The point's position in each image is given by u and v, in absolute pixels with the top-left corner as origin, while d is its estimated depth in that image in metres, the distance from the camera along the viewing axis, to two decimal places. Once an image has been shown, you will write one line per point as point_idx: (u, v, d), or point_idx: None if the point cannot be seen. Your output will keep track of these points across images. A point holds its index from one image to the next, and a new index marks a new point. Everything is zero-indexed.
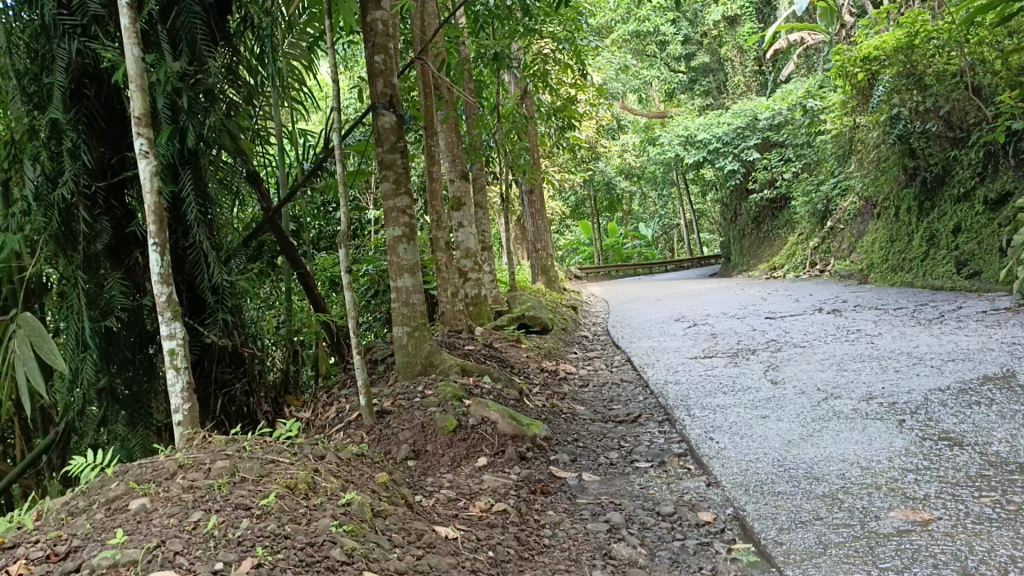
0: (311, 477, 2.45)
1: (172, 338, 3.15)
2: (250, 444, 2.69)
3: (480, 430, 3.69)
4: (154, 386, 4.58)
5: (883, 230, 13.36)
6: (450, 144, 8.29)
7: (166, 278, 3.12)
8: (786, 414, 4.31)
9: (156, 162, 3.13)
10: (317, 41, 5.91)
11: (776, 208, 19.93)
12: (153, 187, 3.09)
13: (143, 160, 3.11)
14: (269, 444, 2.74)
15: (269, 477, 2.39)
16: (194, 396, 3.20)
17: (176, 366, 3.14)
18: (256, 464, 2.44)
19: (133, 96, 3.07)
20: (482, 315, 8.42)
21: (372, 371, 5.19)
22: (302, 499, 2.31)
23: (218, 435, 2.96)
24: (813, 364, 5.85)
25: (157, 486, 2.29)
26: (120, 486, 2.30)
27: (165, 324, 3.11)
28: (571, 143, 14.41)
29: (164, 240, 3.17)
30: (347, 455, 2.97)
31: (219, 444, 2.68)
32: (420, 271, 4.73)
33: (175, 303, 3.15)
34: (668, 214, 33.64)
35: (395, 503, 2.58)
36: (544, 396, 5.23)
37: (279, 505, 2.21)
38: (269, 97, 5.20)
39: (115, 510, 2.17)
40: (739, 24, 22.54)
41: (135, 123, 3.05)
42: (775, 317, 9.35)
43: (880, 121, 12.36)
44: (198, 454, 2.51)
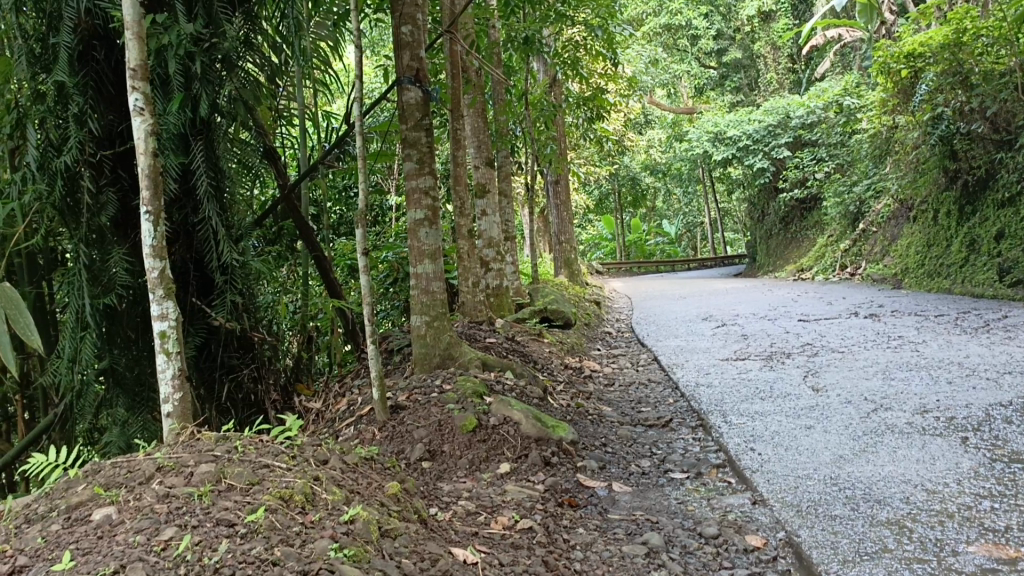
0: (309, 487, 2.17)
1: (163, 319, 2.80)
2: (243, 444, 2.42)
3: (502, 431, 3.38)
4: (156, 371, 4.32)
5: (919, 233, 12.91)
6: (477, 130, 7.95)
7: (159, 252, 2.76)
8: (832, 425, 3.99)
9: (152, 121, 2.77)
10: (343, 17, 5.61)
11: (805, 208, 19.46)
12: (147, 148, 2.74)
13: (136, 117, 2.74)
14: (265, 444, 2.48)
15: (261, 485, 2.12)
16: (186, 385, 2.84)
17: (167, 351, 2.81)
18: (246, 469, 2.18)
19: (131, 47, 2.72)
20: (503, 306, 8.13)
21: (387, 362, 4.90)
22: (298, 513, 2.03)
23: (208, 433, 2.65)
24: (856, 371, 5.50)
25: (130, 492, 2.05)
26: (86, 490, 2.07)
27: (156, 301, 2.78)
28: (599, 135, 14.04)
29: (159, 208, 2.77)
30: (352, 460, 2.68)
31: (207, 442, 2.42)
32: (441, 257, 4.43)
33: (168, 279, 2.83)
34: (692, 212, 33.13)
35: (407, 519, 2.30)
36: (568, 394, 4.93)
37: (268, 522, 1.93)
38: (293, 73, 4.91)
39: (75, 520, 1.95)
40: (773, 20, 22.04)
41: (131, 76, 2.68)
42: (809, 320, 8.97)
43: (922, 121, 11.98)
44: (181, 454, 2.26)
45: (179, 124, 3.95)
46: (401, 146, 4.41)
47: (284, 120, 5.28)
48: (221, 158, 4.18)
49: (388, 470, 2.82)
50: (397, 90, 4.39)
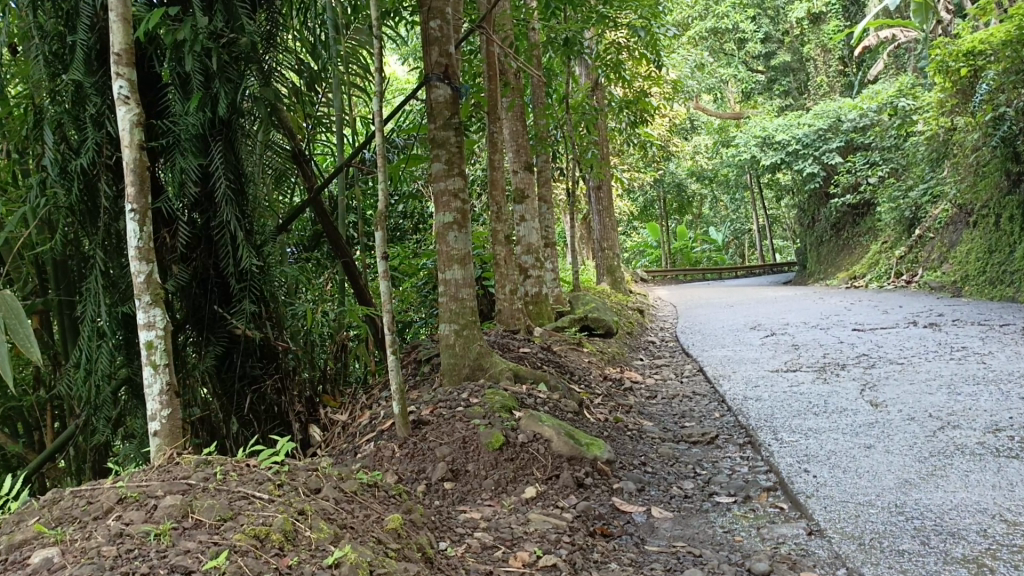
0: (291, 524, 2.00)
1: (150, 329, 2.74)
2: (225, 473, 2.25)
3: (530, 449, 3.13)
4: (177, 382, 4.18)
5: (979, 239, 12.31)
6: (515, 134, 7.73)
7: (144, 254, 2.71)
8: (895, 445, 3.65)
9: (138, 111, 2.78)
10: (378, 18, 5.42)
11: (858, 213, 18.83)
12: (133, 141, 2.71)
13: (121, 109, 2.75)
14: (252, 471, 2.32)
15: (234, 522, 1.96)
16: (174, 401, 2.78)
17: (153, 362, 2.72)
18: (220, 503, 2.03)
19: (113, 30, 2.72)
20: (543, 314, 7.87)
21: (415, 373, 4.67)
22: (273, 555, 1.86)
23: (188, 457, 2.47)
24: (918, 385, 5.11)
25: (78, 530, 1.92)
26: (30, 529, 1.94)
27: (141, 308, 2.71)
28: (642, 140, 13.74)
29: (143, 208, 2.74)
30: (355, 487, 2.47)
31: (188, 469, 2.27)
32: (471, 263, 4.20)
33: (154, 285, 2.76)
34: (739, 219, 32.43)
35: (406, 560, 2.09)
36: (607, 408, 4.65)
37: (235, 567, 1.76)
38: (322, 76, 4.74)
39: (16, 564, 1.80)
40: (824, 22, 21.49)
41: (114, 61, 2.70)
42: (864, 329, 8.52)
43: (983, 122, 11.42)
44: (152, 484, 2.12)
45: (198, 124, 3.81)
46: (429, 147, 4.20)
47: (318, 125, 5.12)
48: (243, 161, 4.03)
49: (396, 498, 2.59)
50: (426, 88, 4.18)
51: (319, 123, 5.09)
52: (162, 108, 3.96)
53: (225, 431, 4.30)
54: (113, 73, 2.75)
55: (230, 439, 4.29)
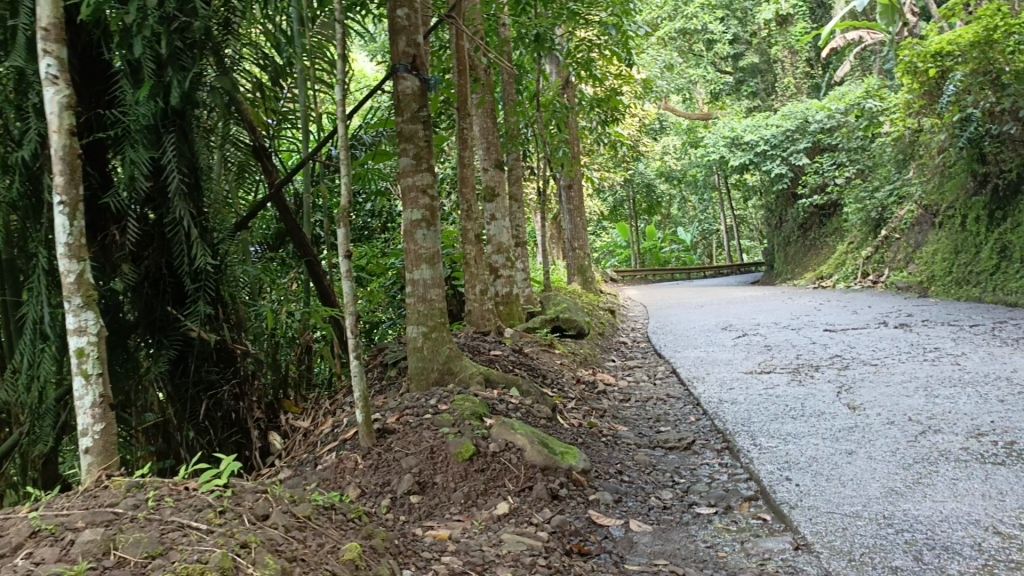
0: (231, 559, 1.85)
1: (80, 335, 2.57)
2: (157, 498, 2.10)
3: (502, 459, 2.96)
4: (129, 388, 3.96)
5: (945, 240, 12.37)
6: (486, 131, 7.55)
7: (75, 251, 2.55)
8: (878, 450, 3.54)
9: (68, 93, 2.58)
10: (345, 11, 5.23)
11: (825, 214, 18.92)
12: (61, 126, 2.55)
13: (51, 89, 2.55)
14: (190, 496, 2.16)
15: (164, 559, 1.82)
16: (108, 413, 2.61)
17: (85, 371, 2.56)
18: (150, 535, 1.89)
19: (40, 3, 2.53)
20: (513, 315, 7.70)
21: (381, 377, 4.48)
22: None
23: (117, 480, 2.28)
24: (894, 387, 5.02)
25: None
26: None
27: (72, 312, 2.55)
28: (613, 140, 13.61)
29: (74, 202, 2.56)
30: (309, 509, 2.28)
31: (116, 493, 2.11)
32: (440, 262, 4.01)
33: (86, 287, 2.60)
34: (707, 219, 32.51)
35: None
36: (580, 413, 4.49)
37: None
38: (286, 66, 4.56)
39: None
40: (791, 24, 21.56)
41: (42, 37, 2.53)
42: (835, 330, 8.48)
43: (949, 123, 11.45)
44: (69, 516, 1.98)
45: (150, 115, 3.62)
46: (397, 141, 4.01)
47: (283, 119, 4.91)
48: (199, 154, 3.84)
49: (355, 520, 2.41)
50: (392, 80, 3.99)
51: (286, 119, 4.87)
52: (114, 98, 3.77)
53: (179, 439, 4.08)
54: (40, 49, 2.58)
55: (184, 447, 4.07)
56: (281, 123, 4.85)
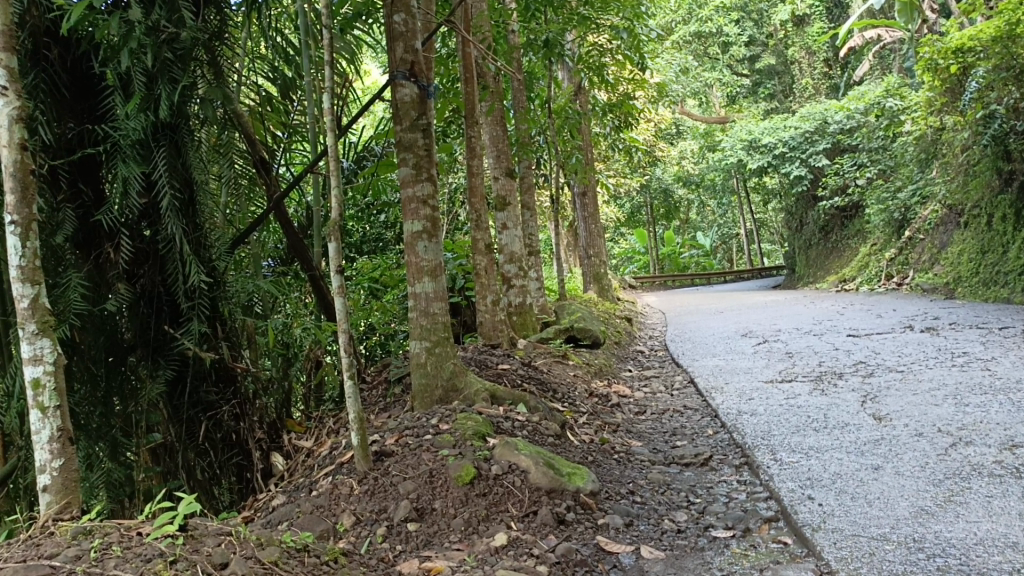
0: None
1: (36, 366, 2.55)
2: (104, 547, 2.14)
3: (505, 482, 2.81)
4: (128, 410, 3.85)
5: (971, 240, 12.07)
6: (496, 139, 7.42)
7: (29, 275, 2.53)
8: (906, 465, 3.36)
9: (19, 106, 2.58)
10: (350, 23, 5.11)
11: (846, 216, 18.61)
12: (11, 140, 2.54)
13: (0, 100, 2.56)
14: (143, 546, 2.16)
15: None
16: (65, 449, 2.58)
17: (42, 404, 2.53)
18: None
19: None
20: (527, 326, 7.54)
21: (386, 394, 4.34)
22: None
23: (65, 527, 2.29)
24: (922, 396, 4.81)
25: None
26: None
27: (26, 339, 2.52)
28: (628, 145, 13.45)
29: (27, 219, 2.56)
30: (275, 553, 2.24)
31: (65, 545, 2.14)
32: (443, 274, 3.88)
33: (42, 313, 2.58)
34: (726, 223, 32.18)
35: None
36: (592, 428, 4.33)
37: None
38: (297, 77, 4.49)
39: None
40: (807, 25, 21.32)
41: None
42: (859, 335, 8.24)
43: (973, 120, 11.20)
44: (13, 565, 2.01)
45: (141, 129, 3.53)
46: (396, 151, 3.88)
47: (289, 133, 4.79)
48: (194, 170, 3.75)
49: (330, 565, 2.30)
50: (390, 88, 3.87)
51: (296, 133, 4.78)
52: (107, 113, 3.69)
53: (178, 461, 3.94)
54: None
55: (183, 469, 3.92)
56: (291, 138, 4.76)
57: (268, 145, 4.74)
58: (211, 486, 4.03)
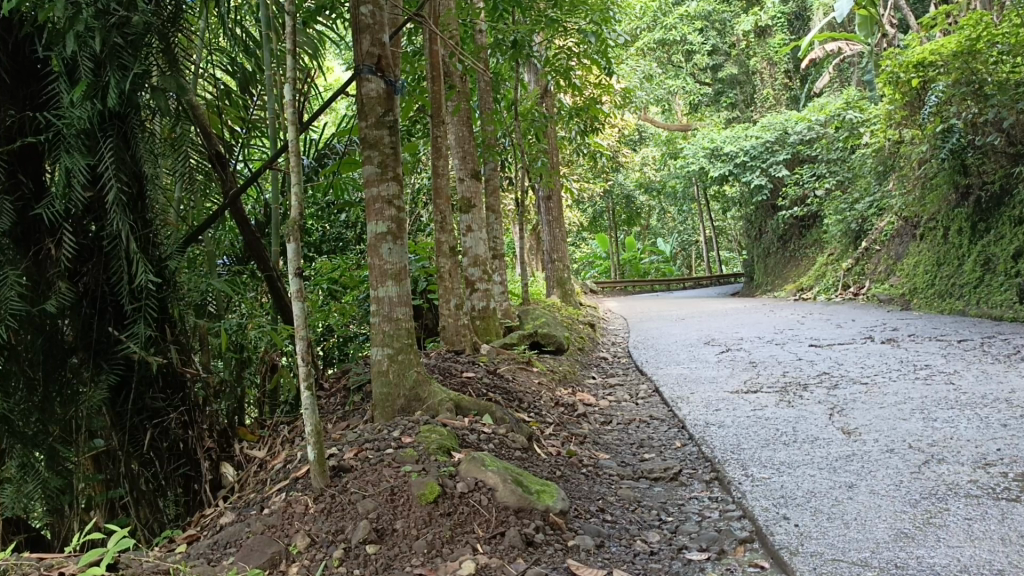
0: None
1: None
2: None
3: (470, 501, 2.66)
4: (75, 415, 3.58)
5: (927, 252, 12.20)
6: (462, 140, 7.27)
7: None
8: (880, 483, 3.28)
9: None
10: (313, 16, 4.92)
11: (805, 225, 18.78)
12: None
13: None
14: None
15: None
16: None
17: None
18: None
19: None
20: (490, 331, 7.38)
21: (344, 403, 4.16)
22: None
23: None
24: (889, 409, 4.76)
25: None
26: None
27: None
28: (592, 150, 13.41)
29: None
30: None
31: None
32: (407, 278, 3.71)
33: None
34: (687, 230, 32.35)
35: None
36: (559, 440, 4.20)
37: None
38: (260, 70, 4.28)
39: None
40: (769, 35, 21.52)
41: None
42: (820, 345, 8.23)
43: (931, 134, 11.31)
44: None
45: (86, 118, 3.32)
46: (360, 148, 3.71)
47: (248, 126, 4.59)
48: (144, 163, 3.54)
49: None
50: (356, 83, 3.70)
51: (254, 129, 4.63)
52: (52, 101, 3.47)
53: (121, 471, 3.73)
54: None
55: (127, 478, 3.72)
56: (249, 134, 4.61)
57: (226, 141, 4.56)
58: (156, 498, 3.83)
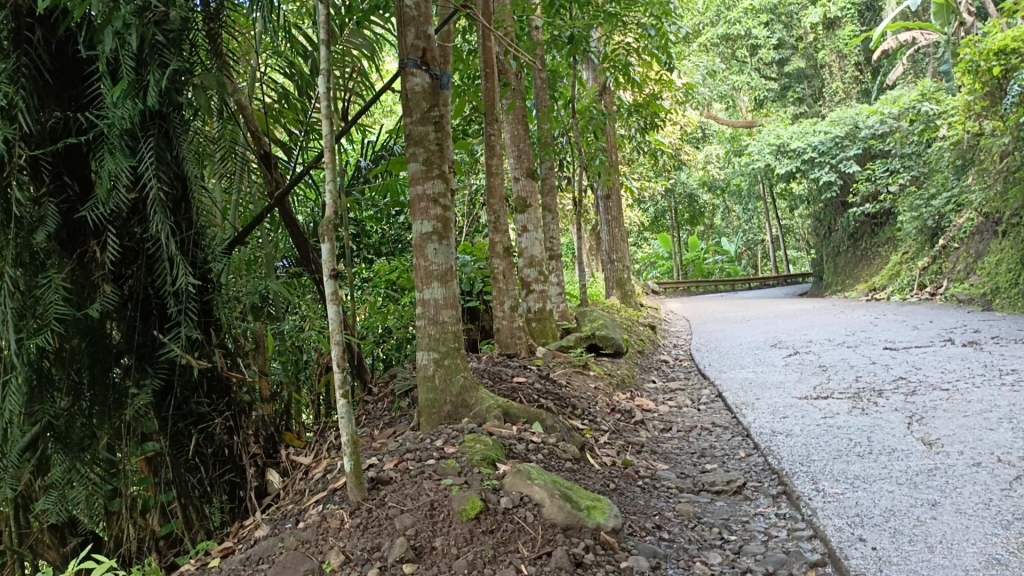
0: None
1: None
2: None
3: (515, 518, 2.50)
4: (124, 419, 3.53)
5: (1009, 249, 11.46)
6: (517, 138, 7.10)
7: None
8: (968, 501, 2.98)
9: None
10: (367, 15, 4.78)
11: (877, 223, 18.08)
12: None
13: None
14: None
15: None
16: None
17: None
18: None
19: None
20: (547, 333, 7.17)
21: (390, 409, 4.04)
22: None
23: None
24: (973, 419, 4.41)
25: None
26: None
27: None
28: (653, 148, 13.12)
29: None
30: None
31: None
32: (454, 279, 3.56)
33: None
34: (752, 229, 31.61)
35: None
36: (614, 449, 3.99)
37: None
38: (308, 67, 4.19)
39: None
40: (838, 27, 20.83)
41: None
42: (895, 348, 7.81)
43: (1016, 125, 10.76)
44: None
45: (128, 117, 3.25)
46: (405, 146, 3.57)
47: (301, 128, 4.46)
48: (185, 164, 3.45)
49: None
50: (400, 78, 3.56)
51: (313, 132, 4.47)
52: (93, 102, 3.44)
53: (168, 477, 3.68)
54: None
55: (174, 485, 3.67)
56: (308, 136, 4.43)
57: (284, 144, 4.42)
58: (202, 505, 3.77)
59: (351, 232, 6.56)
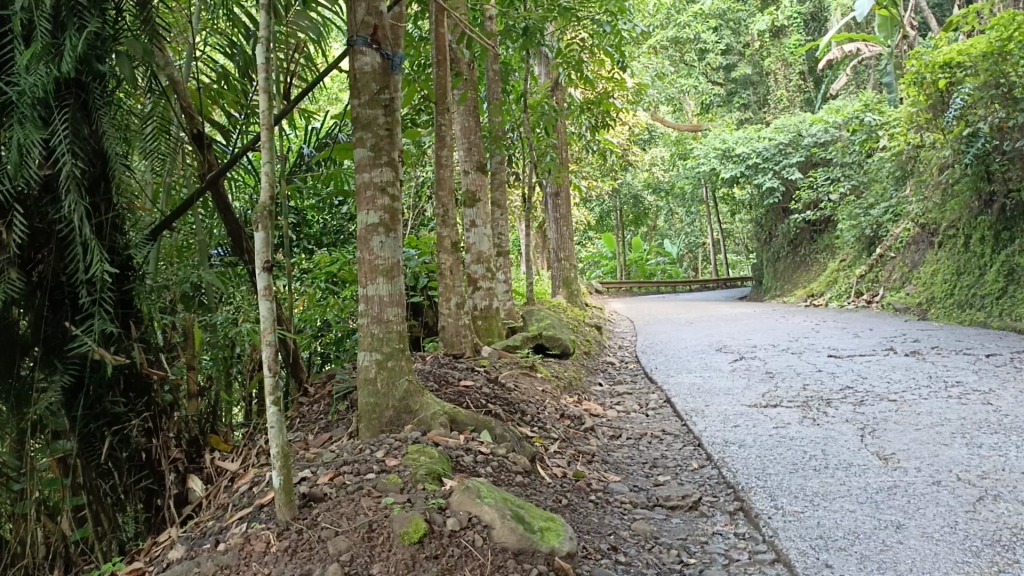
0: None
1: None
2: None
3: (461, 541, 2.28)
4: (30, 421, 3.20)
5: (946, 261, 11.74)
6: (467, 130, 6.86)
7: None
8: (933, 524, 2.87)
9: None
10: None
11: (817, 229, 18.33)
12: None
13: None
14: None
15: None
16: None
17: None
18: None
19: None
20: (493, 331, 6.95)
21: (326, 412, 3.77)
22: None
23: None
24: (925, 432, 4.34)
25: None
26: None
27: None
28: (602, 146, 12.98)
29: None
30: None
31: None
32: (401, 275, 3.31)
33: None
34: (694, 231, 31.87)
35: None
36: (564, 459, 3.80)
37: None
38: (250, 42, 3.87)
39: None
40: (785, 35, 21.15)
41: None
42: (840, 356, 7.81)
43: (956, 138, 10.74)
44: None
45: (41, 86, 2.88)
46: (352, 130, 3.30)
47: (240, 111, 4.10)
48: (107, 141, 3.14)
49: None
50: (348, 57, 3.30)
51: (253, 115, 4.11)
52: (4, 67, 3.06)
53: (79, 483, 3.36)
54: None
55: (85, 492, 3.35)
56: (247, 119, 4.07)
57: (221, 126, 4.10)
58: (116, 513, 3.47)
59: (290, 221, 6.22)
